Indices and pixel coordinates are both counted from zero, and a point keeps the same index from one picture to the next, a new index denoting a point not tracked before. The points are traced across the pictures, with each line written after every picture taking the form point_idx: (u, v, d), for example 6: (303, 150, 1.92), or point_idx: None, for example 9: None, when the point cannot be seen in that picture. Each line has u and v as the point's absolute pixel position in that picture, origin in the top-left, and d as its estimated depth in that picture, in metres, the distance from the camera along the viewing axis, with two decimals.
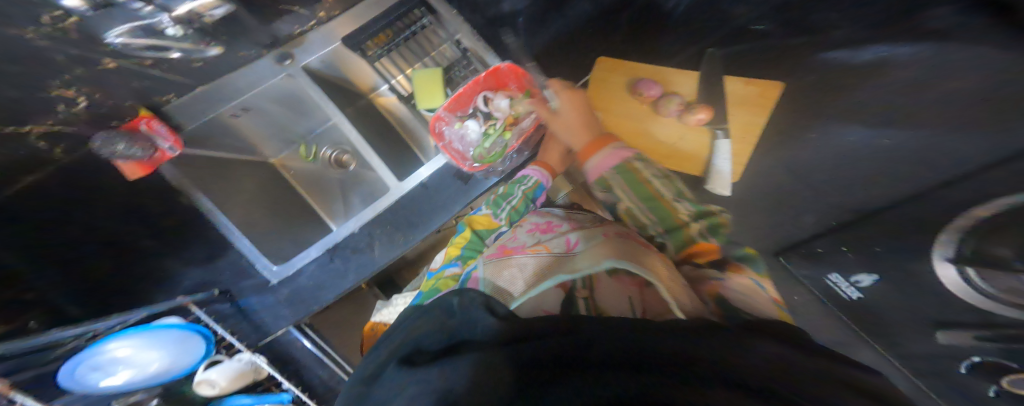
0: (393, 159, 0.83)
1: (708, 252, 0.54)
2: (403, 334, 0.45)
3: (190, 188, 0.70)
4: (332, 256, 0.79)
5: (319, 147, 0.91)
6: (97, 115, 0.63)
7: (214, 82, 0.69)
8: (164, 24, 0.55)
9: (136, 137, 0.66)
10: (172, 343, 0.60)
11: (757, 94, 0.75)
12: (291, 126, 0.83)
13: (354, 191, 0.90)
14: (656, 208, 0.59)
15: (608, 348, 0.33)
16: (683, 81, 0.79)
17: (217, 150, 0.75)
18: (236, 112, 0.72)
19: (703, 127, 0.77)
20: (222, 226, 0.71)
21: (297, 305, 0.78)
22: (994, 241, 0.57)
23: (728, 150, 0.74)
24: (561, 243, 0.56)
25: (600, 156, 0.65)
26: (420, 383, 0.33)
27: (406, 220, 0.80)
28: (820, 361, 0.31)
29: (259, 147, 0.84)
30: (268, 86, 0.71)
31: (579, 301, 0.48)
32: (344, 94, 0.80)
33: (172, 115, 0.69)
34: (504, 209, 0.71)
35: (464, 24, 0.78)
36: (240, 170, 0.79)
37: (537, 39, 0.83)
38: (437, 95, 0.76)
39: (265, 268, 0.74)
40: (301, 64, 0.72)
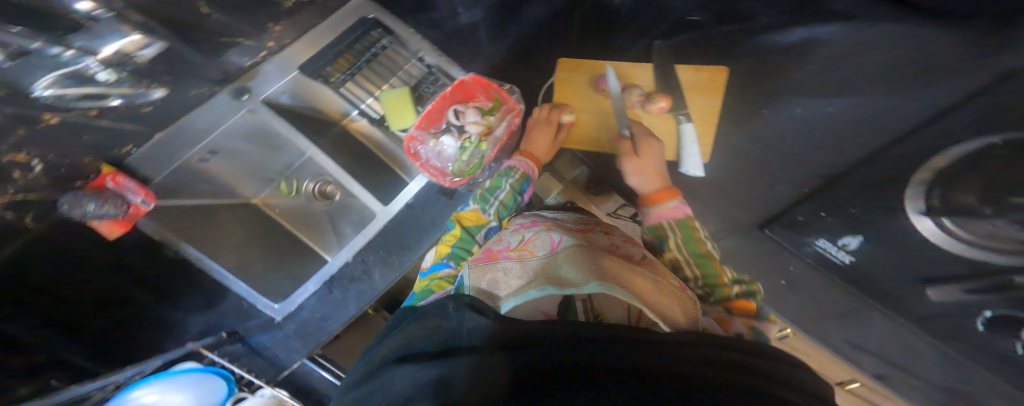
0: (379, 184, 0.84)
1: (746, 310, 0.53)
2: (402, 337, 0.45)
3: (178, 241, 0.69)
4: (331, 288, 0.84)
5: (301, 181, 0.88)
6: (59, 176, 0.59)
7: (174, 125, 0.65)
8: (93, 69, 0.51)
9: (106, 195, 0.61)
10: (193, 385, 0.67)
11: (706, 79, 0.69)
12: (268, 163, 0.82)
13: (343, 221, 0.90)
14: (706, 265, 0.57)
15: (604, 358, 0.35)
16: (642, 73, 0.72)
17: (196, 197, 0.72)
18: (206, 156, 0.70)
19: (667, 114, 0.69)
20: (216, 273, 0.72)
21: (306, 338, 0.85)
22: (959, 188, 0.58)
23: (693, 133, 0.68)
24: (546, 243, 0.56)
25: (664, 206, 0.62)
26: (417, 380, 0.36)
27: (398, 243, 0.84)
28: (794, 376, 0.36)
29: (237, 188, 0.81)
30: (234, 123, 0.69)
31: (578, 302, 0.49)
32: (315, 126, 0.79)
33: (136, 169, 0.64)
34: (492, 203, 0.69)
35: (423, 41, 0.79)
36: (222, 217, 0.77)
37: (498, 46, 0.83)
38: (407, 115, 0.76)
39: (266, 307, 0.78)
40: (258, 97, 0.70)
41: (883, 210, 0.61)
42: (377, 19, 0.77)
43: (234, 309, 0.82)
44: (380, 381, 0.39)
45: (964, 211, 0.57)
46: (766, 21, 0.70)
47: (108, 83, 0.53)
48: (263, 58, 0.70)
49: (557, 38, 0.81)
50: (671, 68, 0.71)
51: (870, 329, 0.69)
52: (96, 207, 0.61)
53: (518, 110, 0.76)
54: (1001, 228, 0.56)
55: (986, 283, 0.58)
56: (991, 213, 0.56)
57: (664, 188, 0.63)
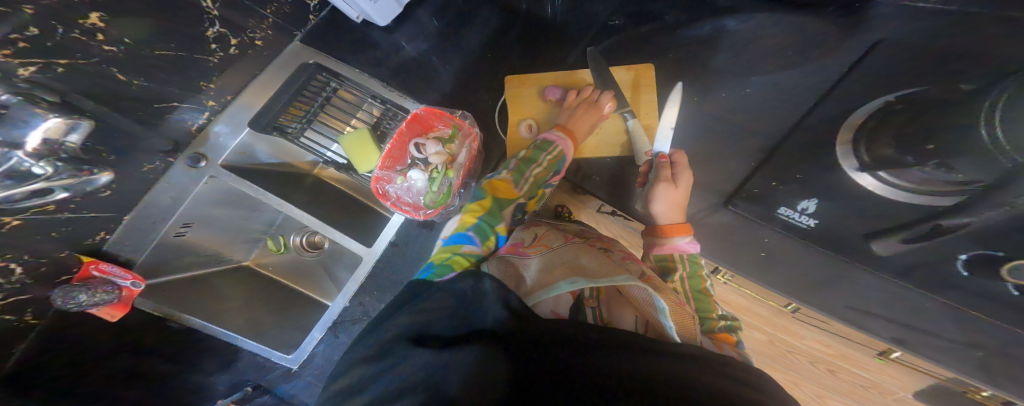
0: (359, 222, 0.83)
1: (727, 342, 0.56)
2: (407, 315, 0.46)
3: (175, 312, 0.71)
4: (337, 332, 0.88)
5: (287, 236, 0.89)
6: (44, 275, 0.56)
7: (140, 204, 0.64)
8: (25, 162, 0.46)
9: (92, 284, 0.59)
10: None
11: (635, 79, 0.72)
12: (250, 225, 0.82)
13: (337, 266, 0.89)
14: (701, 300, 0.61)
15: (602, 360, 0.36)
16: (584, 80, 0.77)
17: (180, 269, 0.73)
18: (182, 229, 0.69)
19: (614, 114, 0.74)
20: (223, 336, 0.76)
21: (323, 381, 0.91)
22: (879, 142, 0.52)
23: (640, 129, 0.70)
24: (559, 237, 0.61)
25: (676, 241, 0.63)
26: (426, 367, 0.37)
27: (389, 281, 0.87)
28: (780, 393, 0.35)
29: (226, 254, 0.81)
30: (200, 191, 0.68)
31: (587, 309, 0.52)
32: (286, 179, 0.79)
33: (113, 253, 0.64)
34: (526, 177, 0.69)
35: (370, 78, 0.81)
36: (206, 288, 0.77)
37: (446, 74, 0.86)
38: (370, 153, 0.73)
39: (281, 359, 0.83)
40: (215, 162, 0.69)
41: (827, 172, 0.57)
42: (321, 65, 0.77)
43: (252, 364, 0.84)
44: (390, 363, 0.40)
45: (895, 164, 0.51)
46: (673, 20, 0.72)
47: (47, 175, 0.48)
48: (212, 118, 0.67)
49: (504, 48, 0.85)
50: (607, 71, 0.74)
51: (864, 289, 0.61)
52: (87, 296, 0.57)
53: (475, 134, 0.76)
54: (934, 174, 0.48)
55: (924, 230, 0.52)
56: (917, 161, 0.48)
57: (680, 223, 0.64)
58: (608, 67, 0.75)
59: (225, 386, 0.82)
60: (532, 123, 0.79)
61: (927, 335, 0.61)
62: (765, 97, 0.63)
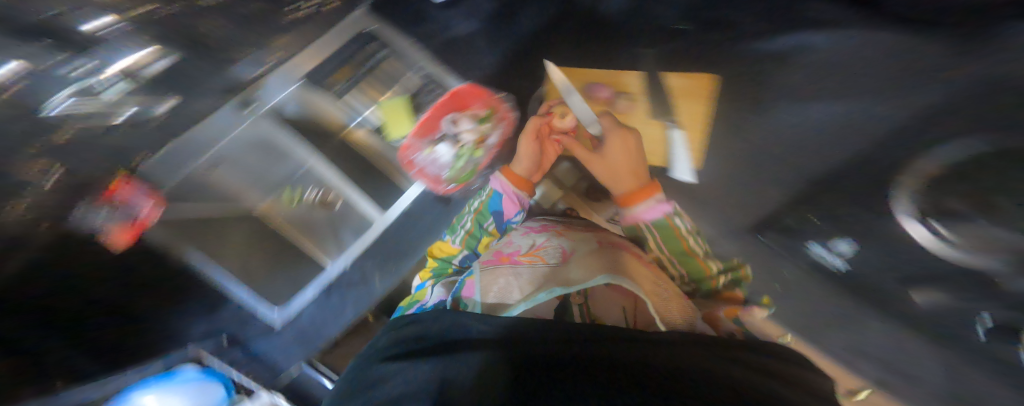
0: (375, 188, 0.84)
1: (731, 301, 0.55)
2: (393, 337, 0.47)
3: (187, 248, 0.70)
4: (331, 293, 0.87)
5: (304, 189, 0.85)
6: (72, 187, 0.65)
7: (184, 138, 0.66)
8: (99, 86, 0.63)
9: (116, 205, 0.65)
10: (191, 392, 0.63)
11: (694, 86, 0.72)
12: (268, 173, 0.81)
13: (343, 227, 0.86)
14: (689, 262, 0.57)
15: (595, 353, 0.34)
16: (632, 79, 0.76)
17: (205, 204, 0.73)
18: (211, 166, 0.70)
19: (654, 120, 0.73)
20: (216, 277, 0.73)
21: (305, 343, 0.86)
22: (948, 193, 0.58)
23: (683, 140, 0.73)
24: (558, 253, 0.56)
25: (637, 205, 0.61)
26: (410, 378, 0.35)
27: (394, 250, 0.87)
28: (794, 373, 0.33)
29: (241, 195, 0.82)
30: (240, 132, 0.69)
31: (574, 307, 0.46)
32: (319, 134, 0.81)
33: (149, 176, 0.64)
34: (460, 230, 0.70)
35: (426, 55, 0.83)
36: (222, 225, 0.76)
37: (489, 54, 0.85)
38: (405, 122, 0.81)
39: (267, 312, 0.80)
40: (266, 107, 0.70)
41: (882, 218, 0.63)
42: (374, 31, 0.79)
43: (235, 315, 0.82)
44: (377, 374, 0.39)
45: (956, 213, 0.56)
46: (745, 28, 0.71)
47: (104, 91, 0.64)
48: (269, 69, 0.72)
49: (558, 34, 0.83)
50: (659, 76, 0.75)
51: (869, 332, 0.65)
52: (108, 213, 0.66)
53: (510, 119, 0.79)
54: (993, 232, 0.56)
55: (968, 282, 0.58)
56: (979, 217, 0.57)
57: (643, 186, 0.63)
58: (659, 73, 0.75)
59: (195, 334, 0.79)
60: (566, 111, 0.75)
61: (907, 383, 0.65)
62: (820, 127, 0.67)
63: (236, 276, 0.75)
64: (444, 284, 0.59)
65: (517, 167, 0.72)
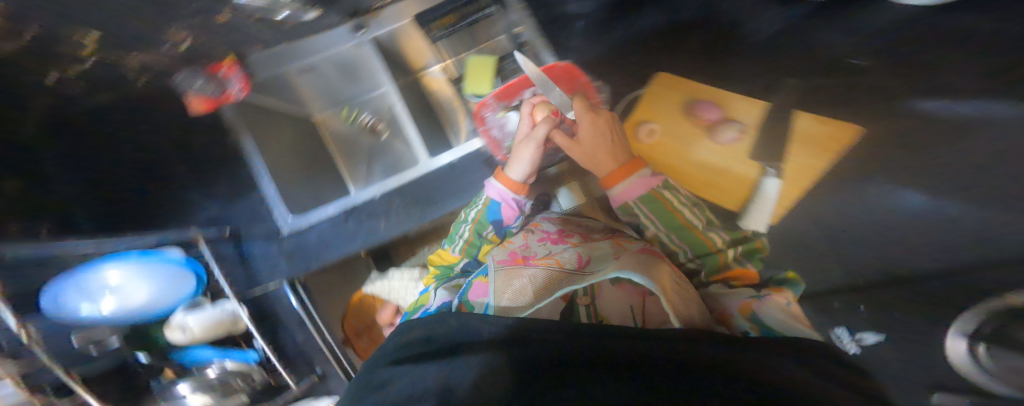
0: (429, 135, 0.83)
1: (744, 275, 0.56)
2: (402, 336, 0.44)
3: (242, 133, 0.71)
4: (348, 216, 0.79)
5: (360, 112, 0.91)
6: (192, 57, 0.71)
7: (294, 44, 0.73)
8: None
9: (213, 78, 0.72)
10: (162, 278, 0.55)
11: (826, 134, 0.74)
12: (341, 90, 0.85)
13: (380, 160, 0.91)
14: (687, 236, 0.60)
15: (603, 354, 0.33)
16: (749, 108, 0.75)
17: (279, 102, 0.79)
18: (303, 72, 0.76)
19: (753, 162, 0.74)
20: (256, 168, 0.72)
21: (297, 257, 0.79)
22: (1017, 326, 0.59)
23: (775, 190, 0.73)
24: (575, 259, 0.53)
25: (626, 183, 0.61)
26: (419, 381, 0.34)
27: (424, 195, 0.79)
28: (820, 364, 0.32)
29: (309, 101, 0.86)
30: (337, 52, 0.74)
31: (581, 308, 0.49)
32: (401, 67, 0.82)
33: (250, 65, 0.72)
34: (458, 239, 0.69)
35: (529, 17, 0.77)
36: (282, 120, 0.79)
37: (595, 41, 0.79)
38: (485, 82, 0.81)
39: (281, 218, 0.75)
40: (370, 34, 0.73)
41: (919, 323, 0.68)
42: None
43: (251, 208, 0.78)
44: (385, 378, 0.37)
45: (1009, 344, 0.57)
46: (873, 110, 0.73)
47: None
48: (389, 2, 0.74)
49: (677, 45, 0.78)
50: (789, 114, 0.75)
51: None
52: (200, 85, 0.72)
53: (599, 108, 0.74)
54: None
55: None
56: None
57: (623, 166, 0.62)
58: (795, 109, 0.75)
59: (202, 217, 0.77)
60: (653, 128, 0.76)
61: None
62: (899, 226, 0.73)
63: (267, 170, 0.72)
64: (448, 289, 0.62)
65: (516, 170, 0.65)
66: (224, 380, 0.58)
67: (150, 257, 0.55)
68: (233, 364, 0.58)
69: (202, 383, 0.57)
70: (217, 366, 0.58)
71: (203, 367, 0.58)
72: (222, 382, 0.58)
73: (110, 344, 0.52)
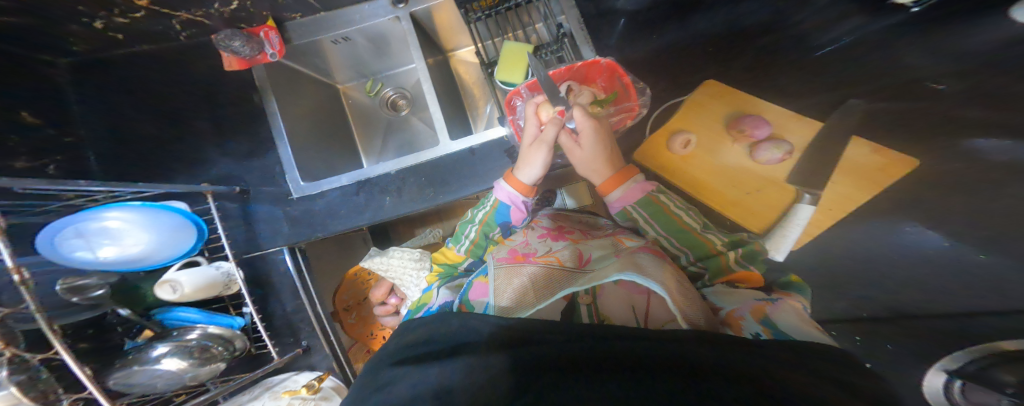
0: (451, 118, 0.80)
1: (746, 280, 0.53)
2: (400, 337, 0.41)
3: (268, 92, 0.73)
4: (360, 189, 0.77)
5: (384, 86, 0.90)
6: (234, 17, 0.69)
7: (334, 11, 0.73)
8: None
9: (251, 39, 0.71)
10: (164, 229, 0.55)
11: (877, 167, 0.69)
12: (370, 62, 0.84)
13: (397, 136, 0.90)
14: (685, 238, 0.57)
15: (596, 353, 0.32)
16: (801, 130, 0.72)
17: (305, 65, 0.79)
18: (337, 40, 0.76)
19: (789, 186, 0.71)
20: (274, 130, 0.74)
21: (302, 226, 0.76)
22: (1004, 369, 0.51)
23: (807, 217, 0.69)
24: (575, 256, 0.50)
25: (624, 187, 0.58)
26: (419, 383, 0.32)
27: (440, 179, 0.77)
28: (825, 364, 0.30)
29: (335, 69, 0.84)
30: (374, 24, 0.74)
31: (582, 308, 0.46)
32: (432, 45, 0.80)
33: (288, 30, 0.73)
34: (465, 239, 0.68)
35: (572, 8, 0.74)
36: (306, 86, 0.80)
37: (637, 43, 0.76)
38: (519, 70, 0.74)
39: (291, 181, 0.75)
40: (410, 9, 0.73)
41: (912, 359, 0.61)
42: None
43: (263, 168, 0.76)
44: (383, 380, 0.35)
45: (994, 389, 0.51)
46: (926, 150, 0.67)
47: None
48: None
49: (720, 62, 0.76)
50: (841, 140, 0.71)
51: None
52: (237, 45, 0.71)
53: (635, 113, 0.70)
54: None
55: None
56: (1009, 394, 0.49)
57: (620, 171, 0.60)
58: (852, 137, 0.71)
59: (213, 173, 0.74)
60: (689, 140, 0.73)
61: None
62: (930, 269, 0.66)
63: (286, 132, 0.75)
64: (450, 289, 0.59)
65: (527, 175, 0.62)
66: (203, 345, 0.57)
67: (161, 209, 0.54)
68: (215, 329, 0.59)
69: (178, 346, 0.55)
70: (200, 329, 0.58)
71: (184, 329, 0.58)
72: (201, 346, 0.57)
73: (92, 293, 0.54)
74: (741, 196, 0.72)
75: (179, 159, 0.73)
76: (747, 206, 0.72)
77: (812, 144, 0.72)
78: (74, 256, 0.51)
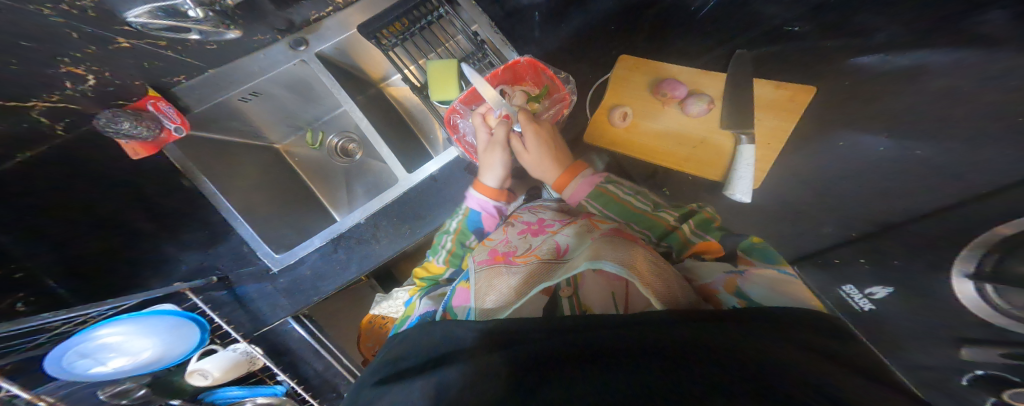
0: (401, 150, 0.81)
1: (710, 249, 0.53)
2: (388, 352, 0.43)
3: (195, 171, 0.69)
4: (337, 246, 0.76)
5: (326, 134, 0.89)
6: (105, 94, 0.61)
7: (226, 67, 0.68)
8: (186, 5, 0.54)
9: (142, 117, 0.63)
10: (165, 332, 0.56)
11: (787, 97, 0.76)
12: (301, 113, 0.83)
13: (357, 181, 0.89)
14: (642, 220, 0.58)
15: (584, 342, 0.34)
16: (711, 82, 0.78)
17: (224, 135, 0.75)
18: (247, 96, 0.73)
19: (726, 131, 0.76)
20: (223, 211, 0.70)
21: (296, 295, 0.75)
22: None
23: (751, 155, 0.74)
24: (554, 249, 0.51)
25: (571, 186, 0.64)
26: (405, 399, 0.34)
27: (408, 213, 0.77)
28: (804, 338, 0.32)
29: (265, 132, 0.82)
30: (282, 71, 0.71)
31: (563, 300, 0.47)
32: (355, 83, 0.79)
33: (180, 97, 0.68)
34: (442, 249, 0.67)
35: (482, 15, 0.74)
36: (245, 160, 0.78)
37: (557, 28, 0.77)
38: (451, 88, 0.72)
39: (266, 255, 0.72)
40: (313, 50, 0.71)
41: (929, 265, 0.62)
42: None
43: (234, 252, 0.75)
44: (372, 396, 0.37)
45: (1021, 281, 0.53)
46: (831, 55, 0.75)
47: (197, 19, 0.57)
48: (332, 12, 0.70)
49: (630, 32, 0.79)
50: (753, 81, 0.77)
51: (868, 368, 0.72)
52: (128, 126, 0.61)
53: (568, 101, 0.73)
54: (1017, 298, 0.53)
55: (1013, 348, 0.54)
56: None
57: (566, 171, 0.65)
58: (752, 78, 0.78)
59: (186, 270, 0.73)
60: (626, 111, 0.78)
61: None
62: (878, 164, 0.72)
63: (239, 211, 0.71)
64: (432, 298, 0.60)
65: (491, 177, 0.67)
66: None
67: (150, 314, 0.53)
68: (262, 398, 0.72)
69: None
70: (250, 401, 0.71)
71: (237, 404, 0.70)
72: None
73: (136, 393, 0.61)
74: (688, 147, 0.78)
75: (146, 266, 0.71)
76: (699, 157, 0.78)
77: (726, 90, 0.77)
78: (92, 372, 0.53)
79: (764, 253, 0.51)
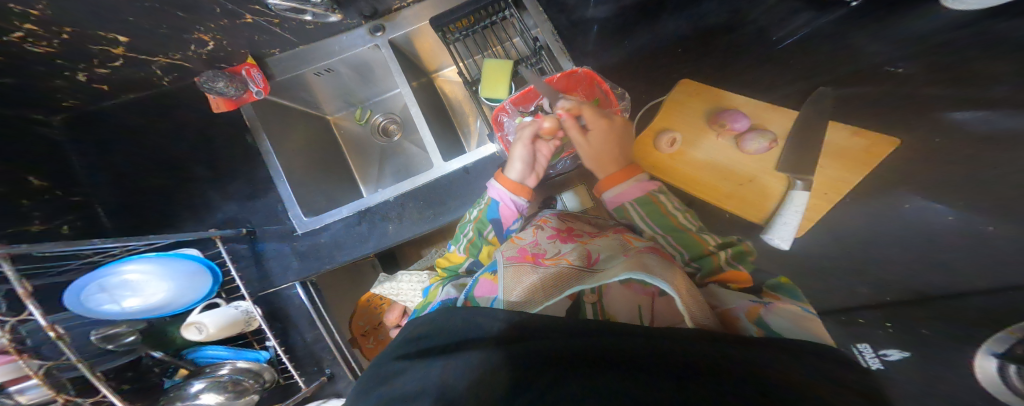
0: (442, 138, 0.82)
1: (739, 279, 0.52)
2: (409, 330, 0.43)
3: (260, 130, 0.74)
4: (361, 219, 0.77)
5: (373, 113, 0.92)
6: (214, 58, 0.68)
7: (315, 44, 0.74)
8: None
9: (234, 78, 0.71)
10: (181, 277, 0.58)
11: (863, 149, 0.71)
12: (356, 90, 0.86)
13: (392, 161, 0.91)
14: (683, 238, 0.58)
15: (599, 344, 0.33)
16: (780, 118, 0.74)
17: (291, 102, 0.80)
18: (320, 72, 0.77)
19: (781, 174, 0.74)
20: (272, 169, 0.75)
21: (309, 260, 0.77)
22: None
23: (802, 203, 0.71)
24: (585, 256, 0.50)
25: (623, 186, 0.62)
26: (419, 378, 0.34)
27: (437, 200, 0.78)
28: (837, 373, 0.29)
29: (321, 103, 0.86)
30: (355, 54, 0.75)
31: (587, 306, 0.46)
32: (414, 69, 0.82)
33: (270, 67, 0.74)
34: (465, 236, 0.66)
35: (546, 21, 0.74)
36: (297, 121, 0.82)
37: (620, 49, 0.77)
38: (501, 86, 0.73)
39: (295, 217, 0.76)
40: (388, 37, 0.74)
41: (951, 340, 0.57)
42: None
43: (267, 208, 0.76)
44: (389, 372, 0.37)
45: None
46: (905, 120, 0.71)
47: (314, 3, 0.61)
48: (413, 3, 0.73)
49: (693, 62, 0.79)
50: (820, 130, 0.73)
51: None
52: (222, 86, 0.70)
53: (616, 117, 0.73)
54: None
55: None
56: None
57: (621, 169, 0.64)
58: (829, 120, 0.74)
59: (221, 217, 0.75)
60: (675, 137, 0.76)
61: None
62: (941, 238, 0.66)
63: (284, 169, 0.75)
64: (455, 287, 0.60)
65: (515, 171, 0.65)
66: (236, 379, 0.61)
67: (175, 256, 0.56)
68: (244, 363, 0.64)
69: (213, 381, 0.60)
70: (229, 364, 0.63)
71: (217, 365, 0.63)
72: (232, 380, 0.61)
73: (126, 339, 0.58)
74: (733, 182, 0.75)
75: (187, 206, 0.74)
76: (742, 195, 0.75)
77: (791, 130, 0.74)
78: (101, 308, 0.54)
79: (789, 291, 0.49)
